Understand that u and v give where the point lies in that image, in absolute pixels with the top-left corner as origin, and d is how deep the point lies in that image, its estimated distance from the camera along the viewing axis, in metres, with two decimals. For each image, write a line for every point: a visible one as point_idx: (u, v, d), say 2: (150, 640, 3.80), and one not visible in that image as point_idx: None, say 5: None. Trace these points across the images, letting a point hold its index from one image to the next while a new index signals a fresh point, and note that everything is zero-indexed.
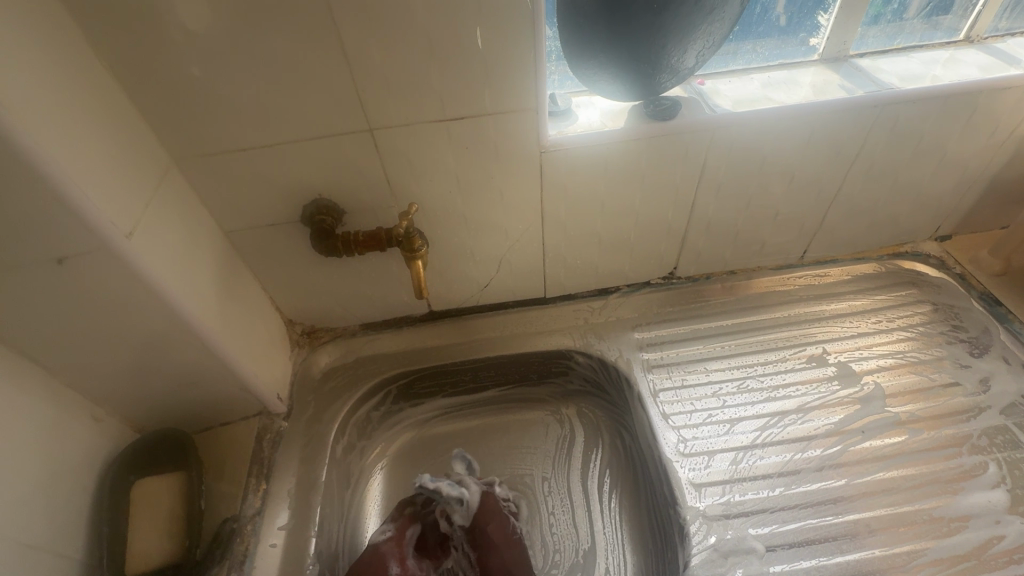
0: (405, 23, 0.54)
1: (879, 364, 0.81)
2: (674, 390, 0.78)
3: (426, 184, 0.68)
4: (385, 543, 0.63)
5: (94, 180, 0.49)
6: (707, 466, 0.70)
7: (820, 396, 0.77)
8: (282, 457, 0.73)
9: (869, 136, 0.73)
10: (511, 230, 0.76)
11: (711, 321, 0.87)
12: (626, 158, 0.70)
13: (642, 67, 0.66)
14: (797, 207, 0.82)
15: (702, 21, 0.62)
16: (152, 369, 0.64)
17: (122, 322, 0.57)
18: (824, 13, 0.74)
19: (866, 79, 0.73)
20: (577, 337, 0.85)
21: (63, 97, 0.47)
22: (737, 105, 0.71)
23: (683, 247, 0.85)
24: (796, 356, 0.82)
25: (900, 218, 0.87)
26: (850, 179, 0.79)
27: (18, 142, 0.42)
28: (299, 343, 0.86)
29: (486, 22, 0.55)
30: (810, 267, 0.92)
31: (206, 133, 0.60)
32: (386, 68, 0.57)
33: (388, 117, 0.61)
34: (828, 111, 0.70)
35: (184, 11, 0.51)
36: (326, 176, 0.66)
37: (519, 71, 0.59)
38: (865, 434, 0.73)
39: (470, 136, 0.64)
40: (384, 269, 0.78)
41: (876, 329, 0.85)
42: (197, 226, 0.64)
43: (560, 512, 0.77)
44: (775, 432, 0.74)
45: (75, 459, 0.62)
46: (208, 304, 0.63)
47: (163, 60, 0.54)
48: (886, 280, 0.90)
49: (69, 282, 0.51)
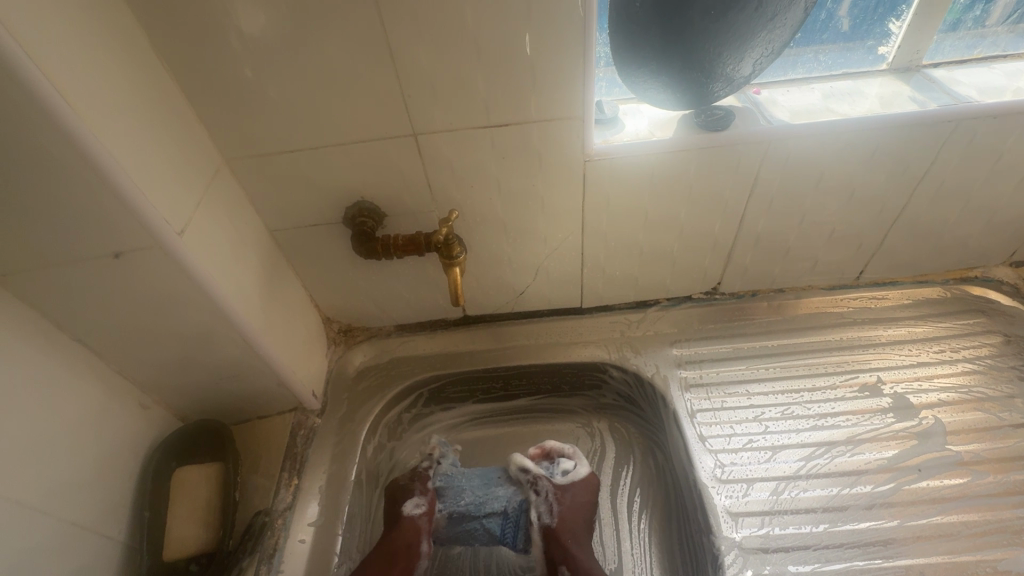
0: (455, 29, 0.54)
1: (940, 397, 0.75)
2: (713, 412, 0.75)
3: (467, 190, 0.68)
4: (420, 518, 0.68)
5: (152, 178, 0.51)
6: (745, 494, 0.67)
7: (872, 428, 0.73)
8: (314, 453, 0.75)
9: (941, 153, 0.68)
10: (550, 239, 0.75)
11: (755, 341, 0.83)
12: (674, 169, 0.68)
13: (695, 76, 0.63)
14: (855, 225, 0.77)
15: (762, 28, 0.59)
16: (196, 361, 0.66)
17: (171, 316, 0.59)
18: (896, 21, 0.69)
19: (940, 92, 0.68)
20: (613, 350, 0.83)
21: (127, 99, 0.49)
22: (794, 117, 0.67)
23: (729, 262, 0.82)
24: (847, 384, 0.77)
25: (970, 240, 0.81)
26: (916, 198, 0.74)
27: (81, 141, 0.43)
28: (335, 341, 0.87)
29: (536, 30, 0.54)
30: (866, 288, 0.86)
31: (258, 135, 0.61)
32: (433, 74, 0.57)
33: (433, 123, 0.61)
34: (895, 126, 0.65)
35: (240, 15, 0.52)
36: (368, 179, 0.66)
37: (567, 79, 0.58)
38: (921, 473, 0.68)
39: (514, 143, 0.63)
40: (422, 272, 0.78)
41: (937, 359, 0.79)
42: (244, 224, 0.66)
43: None
44: (821, 464, 0.69)
45: (122, 443, 0.65)
46: (251, 300, 0.65)
47: (219, 64, 0.55)
48: (951, 307, 0.84)
49: (123, 275, 0.53)
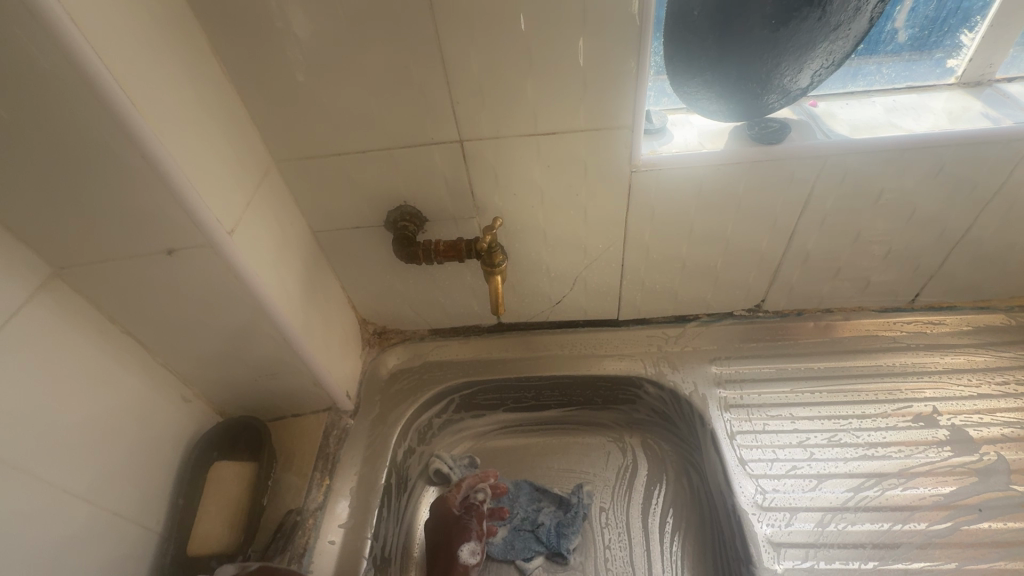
0: (508, 36, 0.53)
1: (1003, 432, 0.70)
2: (755, 435, 0.72)
3: (509, 198, 0.67)
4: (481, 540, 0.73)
5: (206, 178, 0.52)
6: (788, 524, 0.64)
7: (927, 462, 0.68)
8: (346, 454, 0.75)
9: (1014, 172, 0.64)
10: (590, 249, 0.74)
11: (800, 363, 0.80)
12: (724, 182, 0.66)
13: (751, 87, 0.61)
14: (915, 246, 0.73)
15: (824, 38, 0.57)
16: (237, 357, 0.67)
17: (216, 312, 0.60)
18: (969, 32, 0.66)
19: (1016, 108, 0.64)
20: (649, 365, 0.81)
21: (187, 100, 0.50)
22: (855, 131, 0.64)
23: (775, 279, 0.79)
24: (900, 413, 0.73)
25: None
26: (984, 219, 0.69)
27: (143, 141, 0.44)
28: (369, 342, 0.87)
29: (589, 38, 0.53)
30: (922, 312, 0.82)
31: (307, 137, 0.62)
32: (483, 80, 0.56)
33: (480, 129, 0.61)
34: (965, 144, 0.61)
35: (298, 20, 0.52)
36: (412, 183, 0.66)
37: (618, 88, 0.57)
38: (982, 513, 0.64)
39: (560, 152, 0.62)
40: (459, 278, 0.78)
41: (1000, 391, 0.74)
42: (289, 224, 0.67)
43: (617, 548, 0.73)
44: (870, 497, 0.66)
45: (164, 434, 0.66)
46: (293, 300, 0.65)
47: (275, 66, 0.56)
48: (1016, 336, 0.79)
49: (174, 271, 0.54)
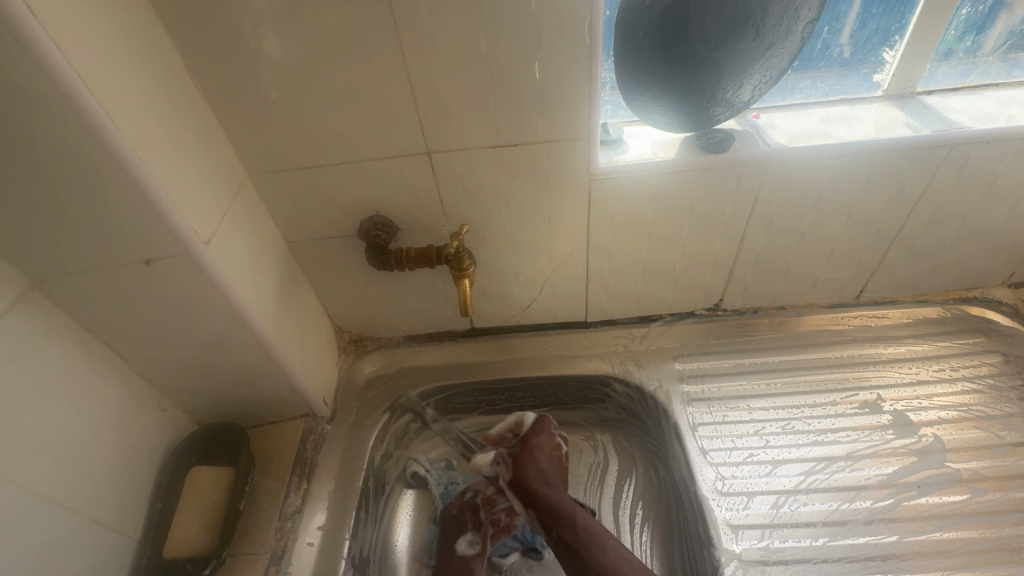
0: (469, 56, 0.57)
1: (940, 415, 0.76)
2: (715, 426, 0.77)
3: (476, 206, 0.71)
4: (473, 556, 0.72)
5: (184, 191, 0.54)
6: (746, 507, 0.68)
7: (872, 444, 0.73)
8: (324, 459, 0.76)
9: (935, 176, 0.71)
10: (555, 254, 0.78)
11: (756, 357, 0.85)
12: (676, 188, 0.70)
13: (696, 101, 0.66)
14: (854, 245, 0.79)
15: (759, 56, 0.62)
16: (214, 365, 0.68)
17: (194, 321, 0.62)
18: (890, 50, 0.73)
19: (934, 118, 0.70)
20: (616, 364, 0.85)
21: (163, 117, 0.53)
22: (792, 141, 0.70)
23: (730, 279, 0.84)
24: (848, 401, 0.78)
25: (968, 261, 0.82)
26: (913, 219, 0.76)
27: (124, 156, 0.47)
28: (345, 350, 0.89)
29: (545, 57, 0.58)
30: (866, 307, 0.88)
31: (281, 151, 0.65)
32: (448, 96, 0.60)
33: (446, 142, 0.64)
34: (890, 150, 0.68)
35: (271, 41, 0.56)
36: (384, 195, 0.70)
37: (573, 102, 0.61)
38: (921, 489, 0.69)
39: (522, 163, 0.67)
40: (432, 284, 0.81)
41: (937, 378, 0.80)
42: (264, 235, 0.69)
43: None
44: (821, 479, 0.70)
45: (141, 443, 0.67)
46: (269, 308, 0.67)
47: (249, 85, 0.59)
48: (950, 327, 0.85)
49: (152, 282, 0.56)
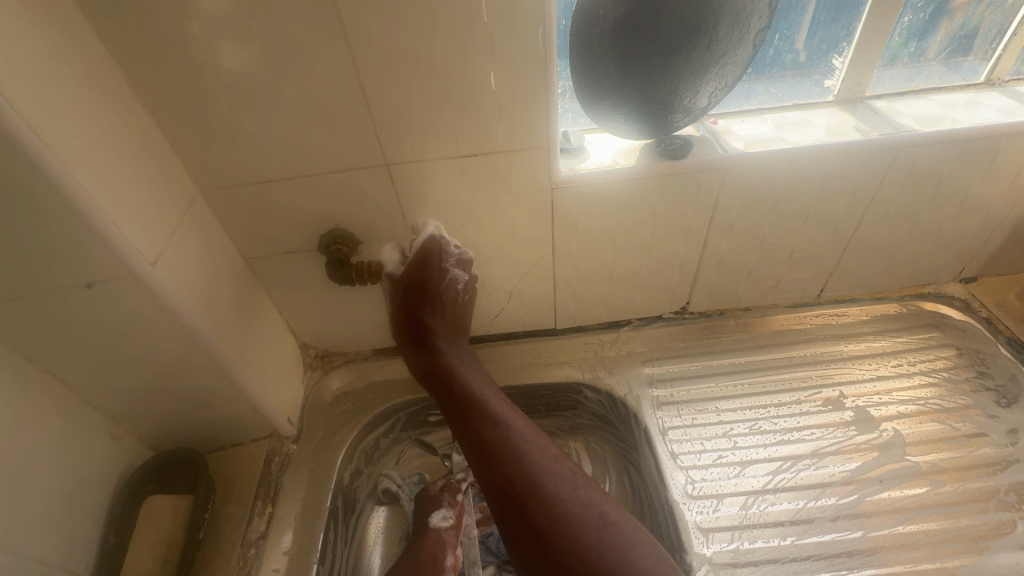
0: (423, 67, 0.57)
1: (899, 410, 0.78)
2: (684, 429, 0.77)
3: (439, 217, 0.70)
4: (445, 531, 0.72)
5: (126, 210, 0.52)
6: (715, 509, 0.69)
7: (836, 441, 0.75)
8: (289, 480, 0.74)
9: (886, 177, 0.73)
10: (521, 262, 0.77)
11: (723, 359, 0.86)
12: (638, 194, 0.71)
13: (654, 108, 0.67)
14: (813, 245, 0.81)
15: (713, 64, 0.63)
16: (169, 389, 0.66)
17: (143, 344, 0.59)
18: (839, 56, 0.75)
19: (883, 122, 0.72)
20: (587, 370, 0.85)
21: (101, 134, 0.51)
22: (749, 146, 0.71)
23: (696, 282, 0.84)
24: (812, 399, 0.80)
25: (921, 258, 0.85)
26: (867, 219, 0.78)
27: (56, 177, 0.45)
28: (311, 366, 0.87)
29: (500, 67, 0.57)
30: (828, 305, 0.90)
31: (233, 166, 0.63)
32: (404, 107, 0.59)
33: (404, 153, 0.63)
34: (842, 153, 0.69)
35: (218, 54, 0.54)
36: (343, 208, 0.68)
37: (531, 111, 0.61)
38: (883, 484, 0.70)
39: (483, 173, 0.66)
40: (398, 297, 0.80)
41: (896, 373, 0.82)
42: (219, 252, 0.67)
43: None
44: (787, 478, 0.71)
45: (90, 474, 0.64)
46: (225, 328, 0.65)
47: (195, 99, 0.57)
48: (907, 322, 0.88)
49: (96, 306, 0.54)
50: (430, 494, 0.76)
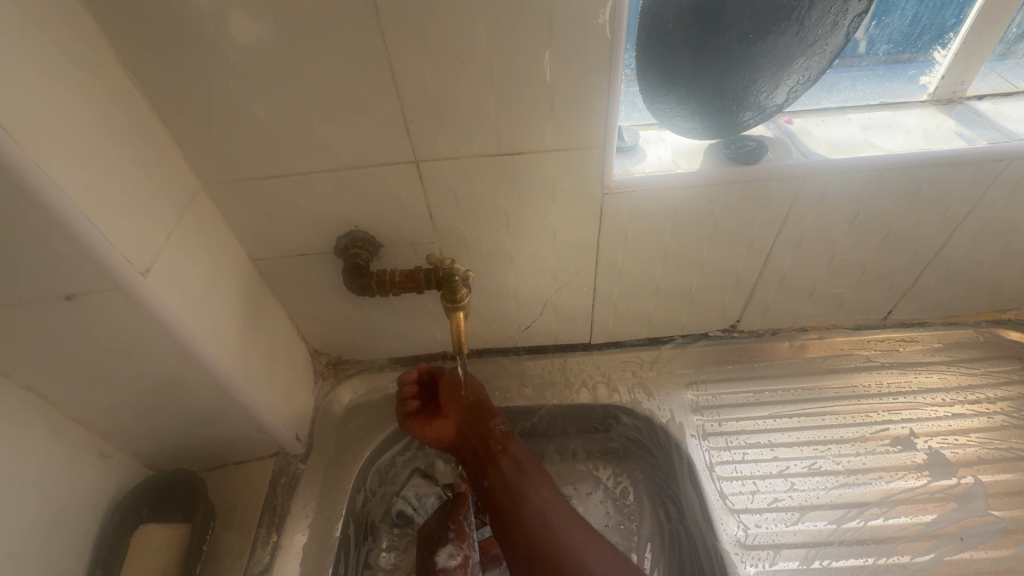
0: (466, 49, 0.48)
1: (978, 454, 0.69)
2: (734, 465, 0.69)
3: (471, 222, 0.62)
4: (455, 569, 0.65)
5: (112, 211, 0.44)
6: (772, 563, 0.61)
7: (907, 489, 0.67)
8: (296, 505, 0.67)
9: (987, 192, 0.63)
10: (560, 273, 0.69)
11: (776, 385, 0.77)
12: (699, 204, 0.62)
13: (727, 104, 0.58)
14: (889, 264, 0.71)
15: (803, 53, 0.54)
16: (165, 406, 0.59)
17: (134, 360, 0.52)
18: (942, 49, 0.64)
19: (988, 127, 0.62)
20: (624, 392, 0.77)
21: (84, 120, 0.42)
22: (832, 151, 0.61)
23: (751, 299, 0.76)
24: (878, 436, 0.72)
25: (1007, 283, 0.75)
26: (956, 238, 0.68)
27: (26, 175, 0.37)
28: (322, 375, 0.80)
29: (557, 51, 0.48)
30: (893, 329, 0.81)
31: (240, 157, 0.55)
32: (440, 97, 0.51)
33: (437, 150, 0.55)
34: (940, 163, 0.60)
35: (224, 26, 0.45)
36: (363, 208, 0.60)
37: (587, 106, 0.52)
38: (963, 542, 0.62)
39: (526, 174, 0.57)
40: (420, 305, 0.72)
41: (972, 410, 0.74)
42: (221, 253, 0.59)
43: None
44: (852, 529, 0.64)
45: (76, 498, 0.58)
46: (228, 341, 0.58)
47: (197, 81, 0.49)
48: (982, 353, 0.79)
49: (77, 320, 0.46)
50: (430, 529, 0.69)
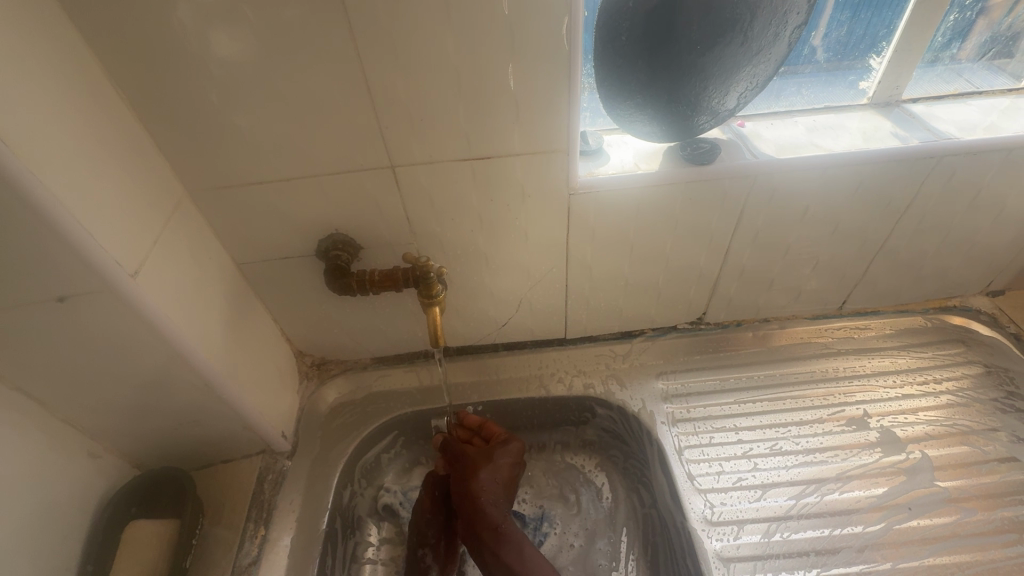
0: (435, 61, 0.52)
1: (926, 431, 0.74)
2: (701, 448, 0.73)
3: (446, 224, 0.65)
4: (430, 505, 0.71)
5: (102, 217, 0.46)
6: (736, 537, 0.65)
7: (861, 464, 0.72)
8: (283, 500, 0.70)
9: (922, 188, 0.69)
10: (533, 270, 0.72)
11: (740, 373, 0.82)
12: (660, 202, 0.66)
13: (682, 110, 0.62)
14: (840, 257, 0.77)
15: (748, 61, 0.58)
16: (153, 405, 0.61)
17: (123, 359, 0.54)
18: (877, 56, 0.70)
19: (920, 127, 0.68)
20: (598, 384, 0.81)
21: (75, 131, 0.45)
22: (780, 151, 0.66)
23: (714, 292, 0.80)
24: (834, 418, 0.76)
25: (949, 271, 0.81)
26: (898, 230, 0.74)
27: (24, 184, 0.39)
28: (307, 375, 0.82)
29: (519, 62, 0.52)
30: (849, 318, 0.86)
31: (224, 166, 0.58)
32: (412, 106, 0.54)
33: (412, 155, 0.58)
34: (878, 162, 0.65)
35: (206, 42, 0.48)
36: (342, 212, 0.63)
37: (550, 113, 0.56)
38: (911, 511, 0.67)
39: (498, 177, 0.61)
40: (401, 305, 0.75)
41: (921, 391, 0.79)
42: (207, 258, 0.62)
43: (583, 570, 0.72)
44: (811, 503, 0.68)
45: (67, 497, 0.59)
46: (215, 341, 0.60)
47: (181, 93, 0.52)
48: (931, 338, 0.84)
49: (68, 321, 0.49)
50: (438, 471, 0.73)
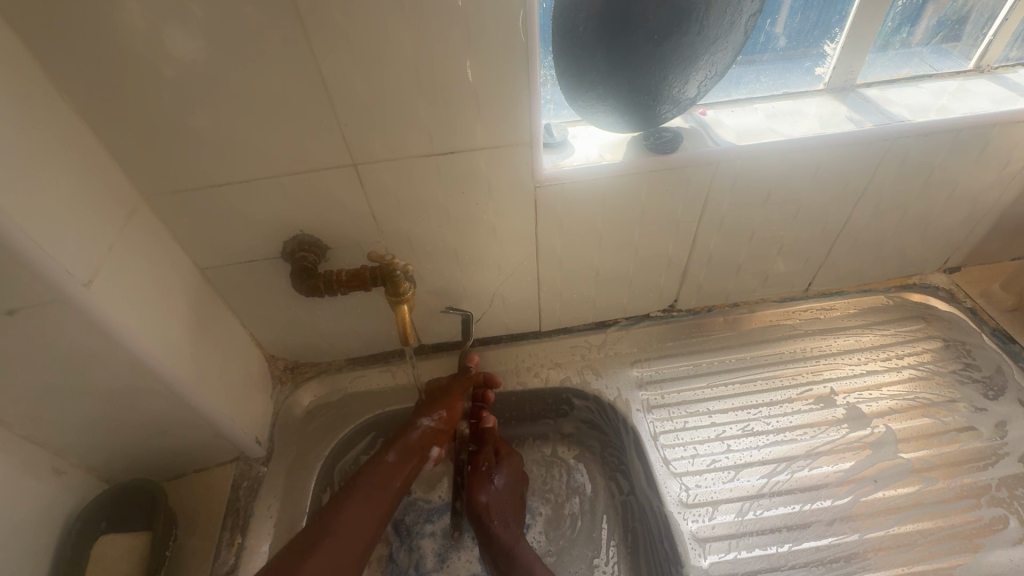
0: (392, 57, 0.51)
1: (890, 405, 0.77)
2: (676, 433, 0.75)
3: (413, 220, 0.65)
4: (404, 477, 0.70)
5: (51, 227, 0.45)
6: (712, 518, 0.67)
7: (829, 441, 0.74)
8: (260, 507, 0.69)
9: (878, 170, 0.71)
10: (505, 264, 0.72)
11: (712, 357, 0.83)
12: (626, 192, 0.67)
13: (643, 99, 0.63)
14: (803, 239, 0.79)
15: (705, 50, 0.59)
16: (119, 417, 0.59)
17: (85, 371, 0.53)
18: (830, 43, 0.72)
19: (874, 111, 0.70)
20: (574, 374, 0.82)
21: (18, 138, 0.44)
22: (740, 138, 0.67)
23: (684, 279, 0.81)
24: (803, 397, 0.78)
25: (908, 250, 0.84)
26: (858, 212, 0.76)
27: None
28: (281, 379, 0.81)
29: (478, 56, 0.52)
30: (815, 299, 0.88)
31: (180, 170, 0.56)
32: (371, 102, 0.54)
33: (374, 153, 0.58)
34: (834, 146, 0.66)
35: (154, 41, 0.47)
36: (307, 212, 0.62)
37: (511, 106, 0.56)
38: (877, 483, 0.70)
39: (463, 171, 0.61)
40: (372, 304, 0.75)
41: (885, 366, 0.81)
42: (169, 264, 0.60)
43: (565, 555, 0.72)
44: (782, 480, 0.70)
45: (32, 515, 0.58)
46: (181, 349, 0.59)
47: (129, 97, 0.50)
48: (894, 315, 0.87)
49: (22, 335, 0.47)
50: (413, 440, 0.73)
